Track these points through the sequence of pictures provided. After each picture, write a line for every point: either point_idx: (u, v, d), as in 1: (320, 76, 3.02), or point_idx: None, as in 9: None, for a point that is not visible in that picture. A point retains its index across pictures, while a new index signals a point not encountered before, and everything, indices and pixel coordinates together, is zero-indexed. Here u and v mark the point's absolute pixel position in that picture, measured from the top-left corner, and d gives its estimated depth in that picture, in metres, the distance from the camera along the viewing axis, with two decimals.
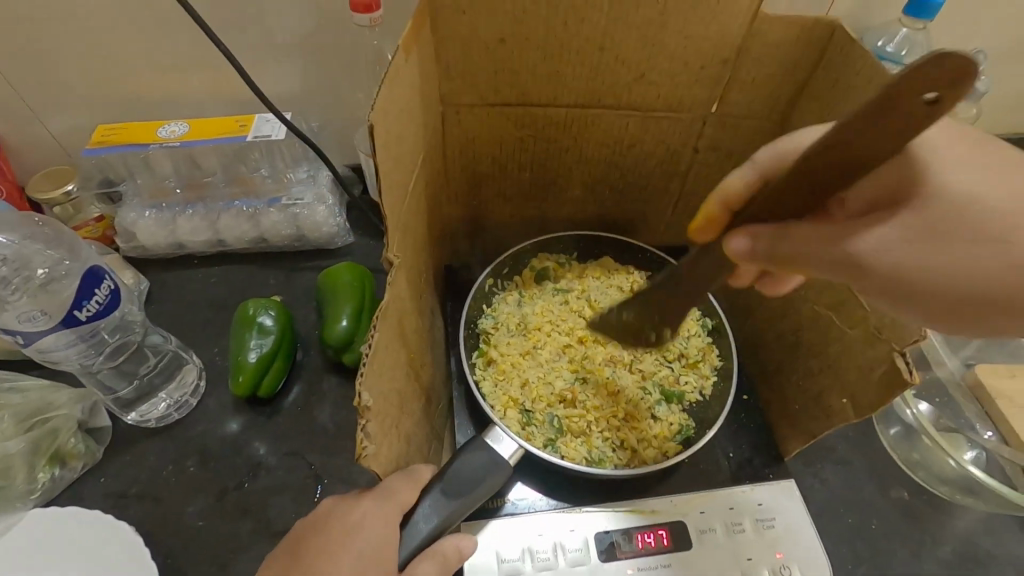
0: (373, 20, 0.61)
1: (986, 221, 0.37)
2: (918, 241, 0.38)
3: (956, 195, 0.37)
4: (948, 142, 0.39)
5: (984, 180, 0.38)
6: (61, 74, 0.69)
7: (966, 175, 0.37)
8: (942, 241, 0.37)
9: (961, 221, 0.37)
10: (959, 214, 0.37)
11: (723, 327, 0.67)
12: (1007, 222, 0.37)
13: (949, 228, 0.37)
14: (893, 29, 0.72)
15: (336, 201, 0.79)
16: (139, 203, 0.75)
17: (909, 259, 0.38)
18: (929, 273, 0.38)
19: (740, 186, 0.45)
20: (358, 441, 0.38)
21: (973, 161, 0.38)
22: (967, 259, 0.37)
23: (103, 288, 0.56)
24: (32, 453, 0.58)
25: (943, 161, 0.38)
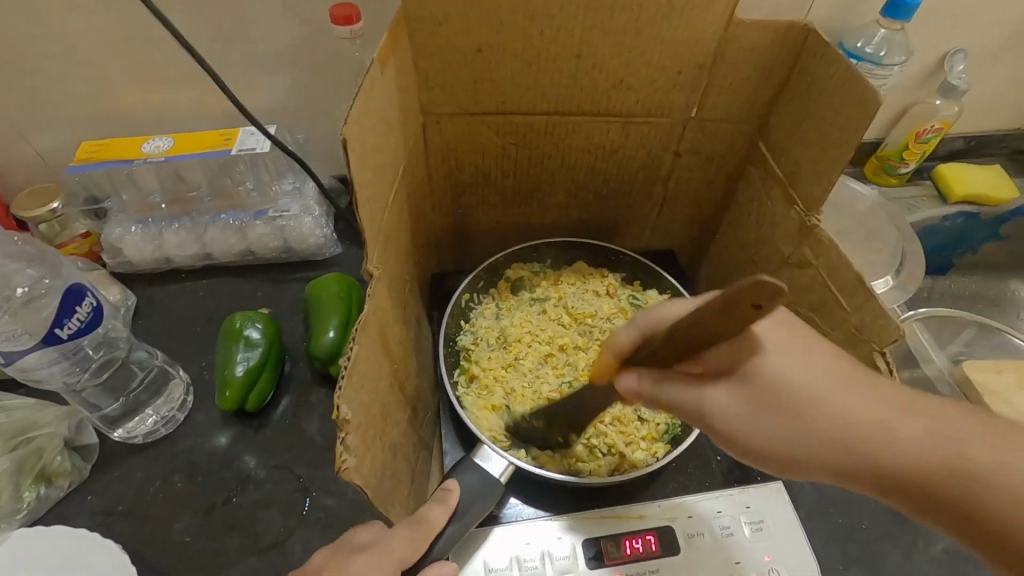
0: (353, 32, 0.62)
1: (826, 407, 0.39)
2: (775, 421, 0.40)
3: (775, 381, 0.40)
4: (773, 330, 0.41)
5: (791, 366, 0.40)
6: (45, 93, 0.69)
7: (792, 362, 0.40)
8: (793, 419, 0.40)
9: (786, 400, 0.40)
10: (789, 403, 0.40)
11: None
12: (834, 408, 0.39)
13: (794, 407, 0.40)
14: (871, 30, 0.72)
15: (322, 212, 0.79)
16: (124, 218, 0.75)
17: (775, 435, 0.40)
18: (783, 444, 0.40)
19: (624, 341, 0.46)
20: (337, 455, 0.37)
21: (798, 350, 0.41)
22: (823, 444, 0.39)
23: (84, 305, 0.56)
24: (17, 473, 0.58)
25: (778, 356, 0.40)
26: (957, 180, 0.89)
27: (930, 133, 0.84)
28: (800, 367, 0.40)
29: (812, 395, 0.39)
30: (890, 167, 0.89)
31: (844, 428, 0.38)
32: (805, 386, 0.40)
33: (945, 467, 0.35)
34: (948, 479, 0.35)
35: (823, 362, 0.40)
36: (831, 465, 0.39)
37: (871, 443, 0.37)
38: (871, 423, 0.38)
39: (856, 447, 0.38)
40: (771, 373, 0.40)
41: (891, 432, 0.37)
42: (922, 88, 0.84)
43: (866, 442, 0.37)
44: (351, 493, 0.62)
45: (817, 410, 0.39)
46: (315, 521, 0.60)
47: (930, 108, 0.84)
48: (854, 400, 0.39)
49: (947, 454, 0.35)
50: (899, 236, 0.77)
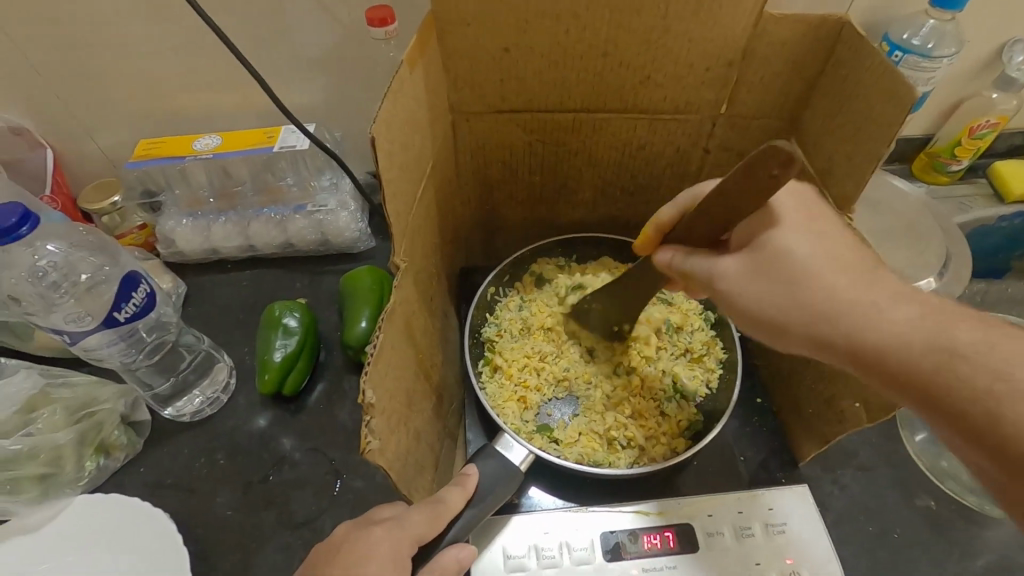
0: (388, 33, 0.64)
1: (827, 280, 0.41)
2: (773, 287, 0.43)
3: (790, 250, 0.43)
4: (793, 204, 0.45)
5: (808, 242, 0.43)
6: (108, 96, 0.75)
7: (802, 234, 0.43)
8: (793, 285, 0.42)
9: (791, 268, 0.43)
10: (798, 269, 0.42)
11: (725, 320, 0.68)
12: (836, 281, 0.41)
13: (797, 275, 0.42)
14: (919, 21, 0.69)
15: (358, 207, 0.82)
16: (177, 212, 0.80)
17: (772, 300, 0.43)
18: (779, 307, 0.43)
19: (669, 217, 0.52)
20: (362, 436, 0.39)
21: (816, 228, 0.44)
22: (819, 305, 0.41)
23: (139, 291, 0.60)
24: (80, 444, 0.63)
25: (795, 230, 0.43)
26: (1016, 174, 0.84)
27: (985, 128, 0.80)
28: (814, 244, 0.43)
29: (820, 264, 0.42)
30: (940, 165, 0.85)
31: (839, 295, 0.41)
32: (814, 259, 0.42)
33: (923, 341, 0.37)
34: (924, 350, 0.37)
35: (834, 240, 0.43)
36: (813, 329, 0.41)
37: (865, 309, 0.40)
38: (862, 296, 0.40)
39: (846, 314, 0.40)
40: (783, 244, 0.43)
41: (883, 303, 0.40)
42: (976, 81, 0.79)
43: (856, 312, 0.40)
44: (379, 476, 0.65)
45: (818, 279, 0.41)
46: (345, 501, 0.63)
47: (985, 102, 0.80)
48: (854, 274, 0.41)
49: (921, 330, 0.38)
50: (945, 237, 0.74)
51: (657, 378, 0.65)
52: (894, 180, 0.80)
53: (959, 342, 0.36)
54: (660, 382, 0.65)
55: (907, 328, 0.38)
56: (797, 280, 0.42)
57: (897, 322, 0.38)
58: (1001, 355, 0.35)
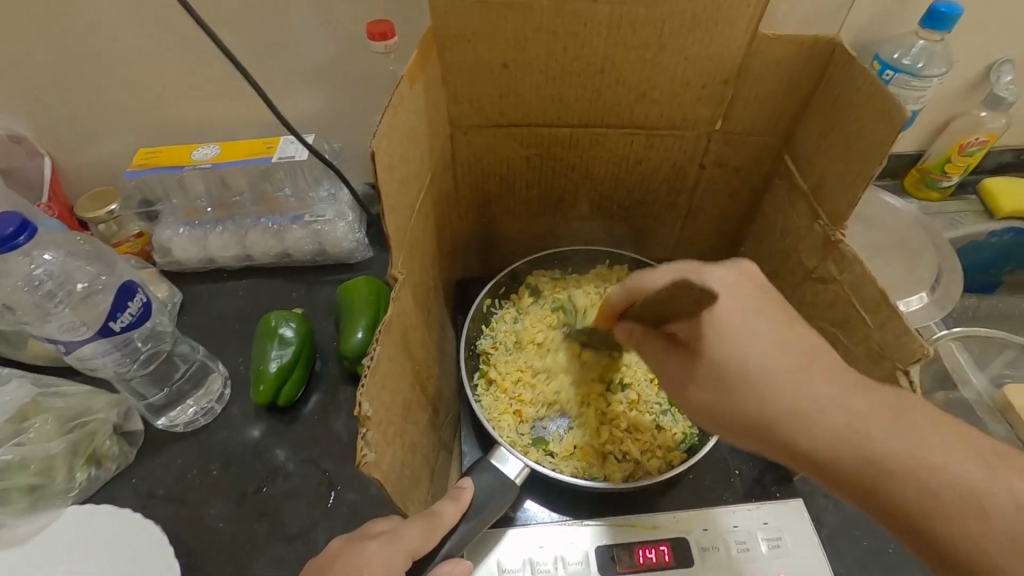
0: (388, 47, 0.65)
1: (762, 385, 0.41)
2: (714, 391, 0.43)
3: (724, 357, 0.42)
4: (725, 305, 0.43)
5: (744, 341, 0.42)
6: (109, 105, 0.75)
7: (740, 341, 0.42)
8: (728, 390, 0.42)
9: (728, 374, 0.42)
10: (733, 375, 0.42)
11: None
12: (772, 389, 0.40)
13: (733, 381, 0.42)
14: (909, 41, 0.71)
15: (356, 218, 0.82)
16: (174, 221, 0.80)
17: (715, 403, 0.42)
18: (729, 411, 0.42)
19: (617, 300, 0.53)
20: (358, 449, 0.39)
21: (748, 328, 0.42)
22: (756, 411, 0.41)
23: (136, 301, 0.60)
24: (71, 454, 0.62)
25: (730, 335, 0.42)
26: (1007, 189, 0.86)
27: (975, 145, 0.81)
28: (749, 343, 0.42)
29: (754, 367, 0.41)
30: (931, 180, 0.87)
31: (774, 400, 0.40)
32: (748, 362, 0.41)
33: (851, 448, 0.37)
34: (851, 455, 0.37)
35: (767, 331, 0.42)
36: (760, 438, 0.41)
37: (800, 414, 0.39)
38: (795, 397, 0.40)
39: (782, 419, 0.40)
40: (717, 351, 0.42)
41: (812, 403, 0.39)
42: (965, 98, 0.81)
43: (790, 419, 0.40)
44: (374, 488, 0.64)
45: (753, 384, 0.41)
46: (339, 513, 0.62)
47: (974, 120, 0.81)
48: (788, 371, 0.41)
49: (846, 435, 0.38)
50: (937, 253, 0.75)
51: (651, 393, 0.65)
52: (886, 197, 0.81)
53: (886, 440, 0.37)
54: (655, 396, 0.65)
55: (839, 434, 0.38)
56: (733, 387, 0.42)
57: (828, 428, 0.38)
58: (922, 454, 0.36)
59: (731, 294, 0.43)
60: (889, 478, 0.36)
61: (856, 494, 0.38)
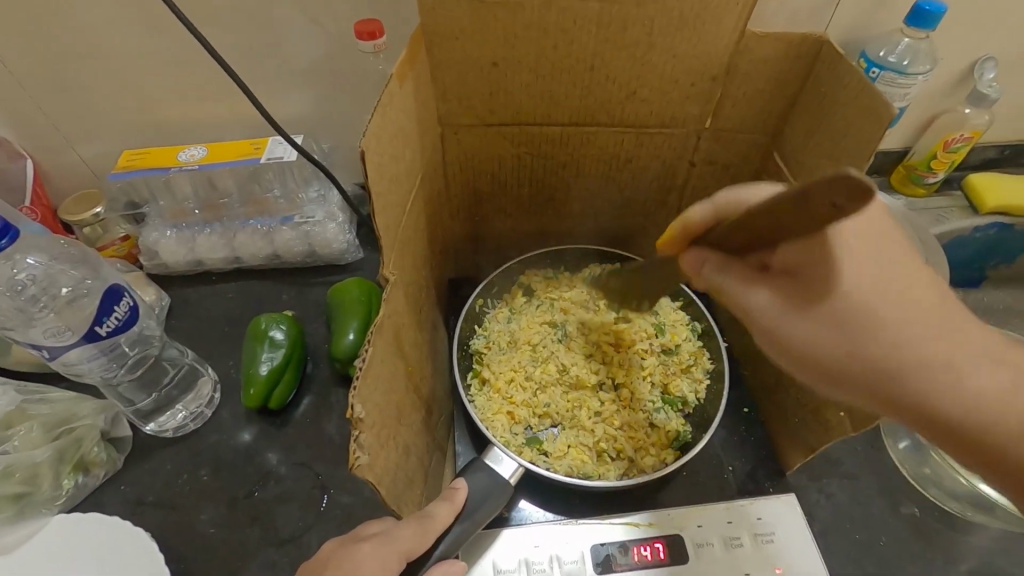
0: (377, 46, 0.64)
1: (888, 333, 0.40)
2: (833, 337, 0.41)
3: (859, 300, 0.40)
4: (863, 238, 0.41)
5: (873, 283, 0.40)
6: (93, 106, 0.74)
7: (872, 279, 0.40)
8: (855, 336, 0.40)
9: (860, 315, 0.40)
10: (870, 317, 0.40)
11: (712, 330, 0.69)
12: (900, 331, 0.40)
13: (860, 323, 0.40)
14: (894, 38, 0.71)
15: (346, 218, 0.82)
16: (161, 223, 0.79)
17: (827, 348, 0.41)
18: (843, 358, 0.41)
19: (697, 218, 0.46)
20: (351, 452, 0.39)
21: (875, 268, 0.41)
22: (871, 360, 0.40)
23: (122, 304, 0.59)
24: (58, 461, 0.61)
25: (853, 264, 0.40)
26: (987, 184, 0.87)
27: (960, 141, 0.82)
28: (880, 287, 0.40)
29: (886, 311, 0.40)
30: (917, 177, 0.88)
31: (896, 346, 0.40)
32: (884, 311, 0.40)
33: (966, 398, 0.39)
34: (963, 402, 0.39)
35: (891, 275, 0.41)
36: (879, 383, 0.41)
37: (920, 361, 0.40)
38: (913, 345, 0.40)
39: (895, 358, 0.40)
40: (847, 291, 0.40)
41: (924, 352, 0.40)
42: (950, 96, 0.82)
43: (909, 369, 0.40)
44: (367, 490, 0.64)
45: (882, 331, 0.40)
46: (332, 516, 0.62)
47: (959, 117, 0.82)
48: (907, 321, 0.40)
49: (948, 384, 0.40)
50: (924, 249, 0.76)
51: (645, 391, 0.65)
52: (874, 194, 0.82)
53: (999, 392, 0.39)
54: (648, 394, 0.65)
55: (956, 387, 0.39)
56: (858, 334, 0.40)
57: (933, 369, 0.40)
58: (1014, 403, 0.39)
59: (869, 231, 0.41)
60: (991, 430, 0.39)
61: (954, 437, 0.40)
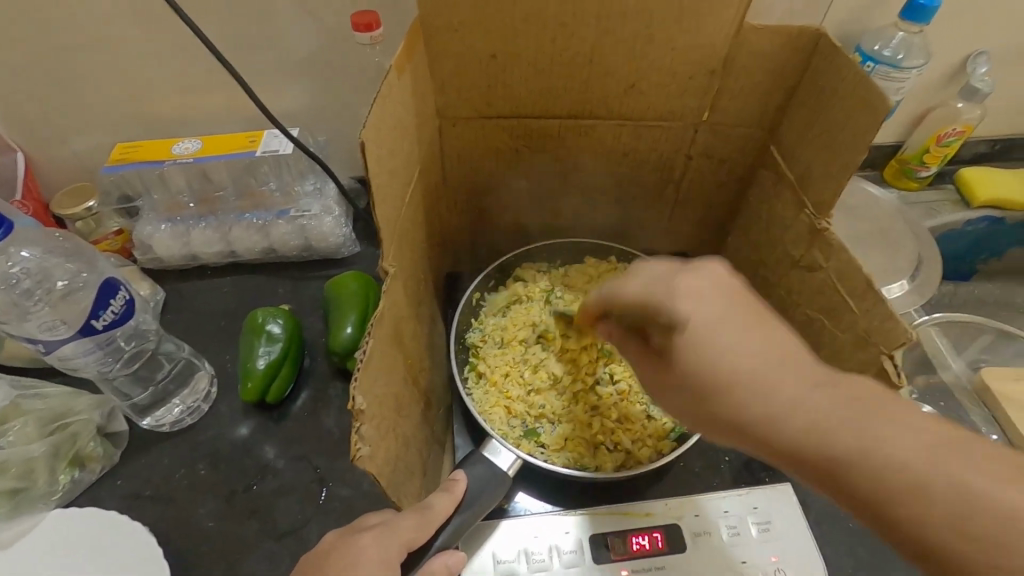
0: (373, 38, 0.64)
1: (743, 397, 0.39)
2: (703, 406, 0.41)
3: (705, 368, 0.39)
4: (707, 303, 0.41)
5: (717, 358, 0.39)
6: (84, 99, 0.73)
7: (722, 342, 0.40)
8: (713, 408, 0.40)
9: (708, 383, 0.40)
10: (717, 381, 0.39)
11: None
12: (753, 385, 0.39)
13: (713, 391, 0.40)
14: (889, 32, 0.72)
15: (342, 212, 0.81)
16: (155, 217, 0.79)
17: (700, 412, 0.42)
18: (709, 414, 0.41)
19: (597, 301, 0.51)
20: (353, 443, 0.39)
21: (721, 346, 0.40)
22: (735, 422, 0.39)
23: (118, 298, 0.59)
24: (53, 457, 0.61)
25: (703, 329, 0.40)
26: (984, 180, 0.87)
27: (951, 136, 0.83)
28: (725, 358, 0.39)
29: (745, 370, 0.39)
30: (910, 171, 0.88)
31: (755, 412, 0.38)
32: (737, 372, 0.39)
33: (842, 449, 0.36)
34: (848, 458, 0.36)
35: (738, 342, 0.39)
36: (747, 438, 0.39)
37: (782, 419, 0.38)
38: (771, 404, 0.38)
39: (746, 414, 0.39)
40: (693, 363, 0.40)
41: (785, 413, 0.38)
42: (943, 90, 0.83)
43: (778, 429, 0.38)
44: (367, 483, 0.64)
45: (738, 394, 0.39)
46: (331, 509, 0.62)
47: (951, 112, 0.83)
48: (765, 382, 0.39)
49: (820, 437, 0.36)
50: (917, 242, 0.77)
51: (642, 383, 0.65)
52: (870, 188, 0.82)
53: (882, 439, 0.35)
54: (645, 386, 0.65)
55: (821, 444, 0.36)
56: (717, 399, 0.39)
57: (800, 423, 0.37)
58: (902, 449, 0.35)
59: (699, 303, 0.41)
60: (885, 486, 0.34)
61: (845, 495, 0.36)
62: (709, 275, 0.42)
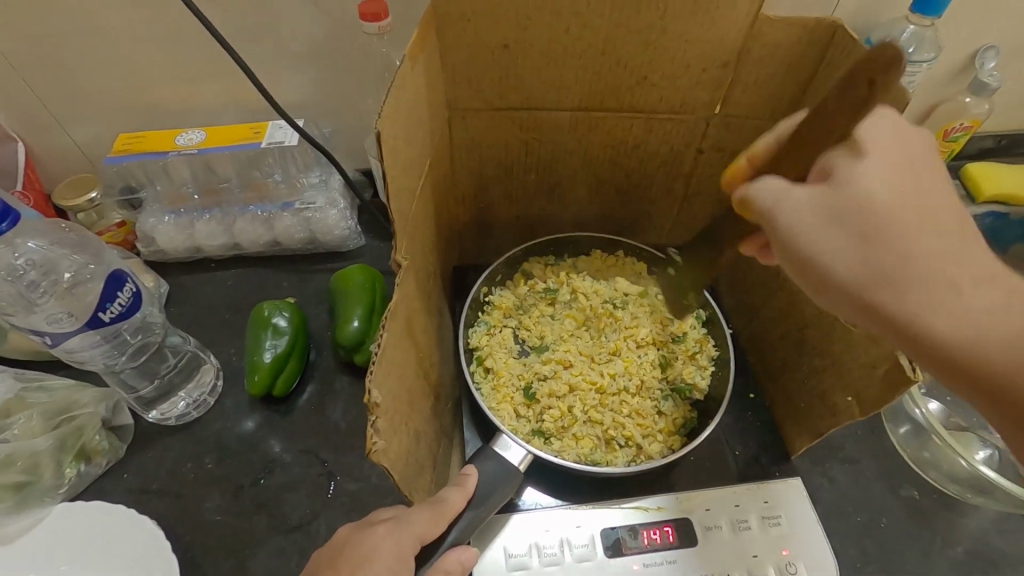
0: (381, 27, 0.63)
1: (912, 238, 0.36)
2: (856, 238, 0.37)
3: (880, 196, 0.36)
4: (894, 141, 0.38)
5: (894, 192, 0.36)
6: (86, 88, 0.72)
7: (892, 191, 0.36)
8: (874, 241, 0.36)
9: (869, 215, 0.36)
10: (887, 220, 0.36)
11: (716, 317, 0.68)
12: (914, 247, 0.36)
13: (880, 227, 0.36)
14: (900, 25, 0.71)
15: (347, 204, 0.80)
16: (158, 208, 0.78)
17: (839, 251, 0.37)
18: (848, 271, 0.37)
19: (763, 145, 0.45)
20: (368, 437, 0.39)
21: (901, 184, 0.37)
22: (872, 260, 0.37)
23: (125, 290, 0.58)
24: (59, 450, 0.61)
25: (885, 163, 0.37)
26: (986, 176, 0.88)
27: (958, 131, 0.83)
28: (899, 198, 0.36)
29: (930, 224, 0.36)
30: None
31: (909, 263, 0.36)
32: (913, 218, 0.36)
33: (998, 330, 0.35)
34: (999, 344, 0.34)
35: (918, 177, 0.38)
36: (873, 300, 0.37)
37: (941, 273, 0.35)
38: (935, 253, 0.36)
39: (900, 267, 0.36)
40: (877, 192, 0.36)
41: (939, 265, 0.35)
42: (951, 84, 0.83)
43: (933, 284, 0.35)
44: (375, 477, 0.64)
45: (904, 239, 0.36)
46: (339, 503, 0.62)
47: (958, 106, 0.83)
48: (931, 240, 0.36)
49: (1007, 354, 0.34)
50: None
51: (653, 379, 0.65)
52: None
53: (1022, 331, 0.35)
54: (655, 383, 0.65)
55: (966, 318, 0.35)
56: (882, 237, 0.36)
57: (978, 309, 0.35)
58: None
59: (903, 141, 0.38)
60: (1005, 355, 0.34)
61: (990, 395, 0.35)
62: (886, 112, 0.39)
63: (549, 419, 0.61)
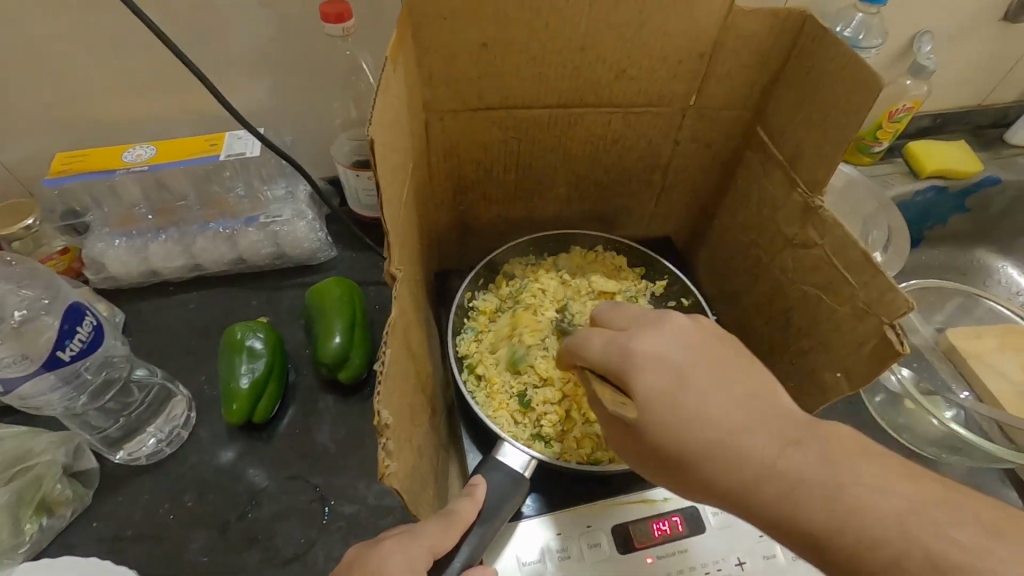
0: (345, 29, 0.60)
1: (702, 461, 0.39)
2: (667, 467, 0.41)
3: (667, 432, 0.40)
4: (657, 373, 0.41)
5: (677, 421, 0.40)
6: (15, 105, 0.66)
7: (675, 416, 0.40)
8: (684, 474, 0.40)
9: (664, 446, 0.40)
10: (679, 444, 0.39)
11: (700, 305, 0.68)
12: (709, 459, 0.39)
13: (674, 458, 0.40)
14: (848, 14, 0.75)
15: (315, 215, 0.77)
16: (107, 232, 0.72)
17: (670, 479, 0.42)
18: (683, 484, 0.41)
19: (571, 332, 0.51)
20: (379, 460, 0.37)
21: (678, 407, 0.40)
22: (688, 478, 0.40)
23: (85, 324, 0.53)
24: (17, 505, 0.55)
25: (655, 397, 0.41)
26: (929, 155, 0.92)
27: (902, 112, 0.85)
28: (679, 420, 0.40)
29: (717, 434, 0.39)
30: (865, 147, 0.91)
31: (716, 477, 0.38)
32: (705, 433, 0.39)
33: (807, 510, 0.35)
34: (810, 518, 0.35)
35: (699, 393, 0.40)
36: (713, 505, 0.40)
37: (746, 479, 0.37)
38: (742, 453, 0.38)
39: (709, 478, 0.39)
40: (650, 430, 0.41)
41: (739, 471, 0.37)
42: (893, 68, 0.87)
43: (743, 490, 0.37)
44: (371, 498, 0.61)
45: (698, 458, 0.39)
46: (336, 529, 0.59)
47: (901, 88, 0.86)
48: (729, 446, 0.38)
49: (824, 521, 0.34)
50: (886, 213, 0.80)
51: None
52: None
53: (837, 479, 0.35)
54: None
55: (780, 506, 0.36)
56: (685, 465, 0.39)
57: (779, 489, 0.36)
58: (861, 495, 0.34)
59: (661, 363, 0.42)
60: (830, 525, 0.34)
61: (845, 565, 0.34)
62: (648, 346, 0.43)
63: (548, 422, 0.60)
